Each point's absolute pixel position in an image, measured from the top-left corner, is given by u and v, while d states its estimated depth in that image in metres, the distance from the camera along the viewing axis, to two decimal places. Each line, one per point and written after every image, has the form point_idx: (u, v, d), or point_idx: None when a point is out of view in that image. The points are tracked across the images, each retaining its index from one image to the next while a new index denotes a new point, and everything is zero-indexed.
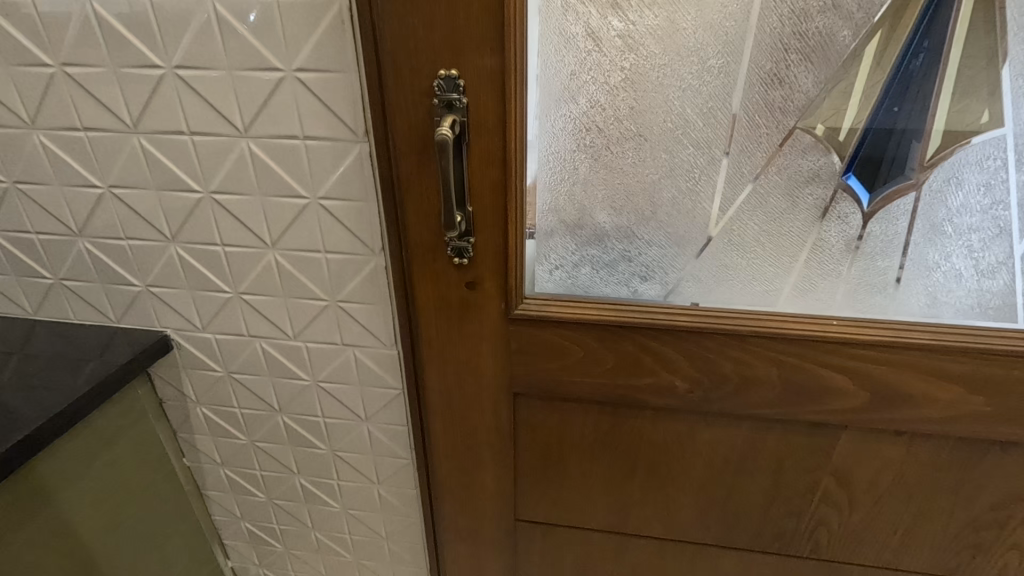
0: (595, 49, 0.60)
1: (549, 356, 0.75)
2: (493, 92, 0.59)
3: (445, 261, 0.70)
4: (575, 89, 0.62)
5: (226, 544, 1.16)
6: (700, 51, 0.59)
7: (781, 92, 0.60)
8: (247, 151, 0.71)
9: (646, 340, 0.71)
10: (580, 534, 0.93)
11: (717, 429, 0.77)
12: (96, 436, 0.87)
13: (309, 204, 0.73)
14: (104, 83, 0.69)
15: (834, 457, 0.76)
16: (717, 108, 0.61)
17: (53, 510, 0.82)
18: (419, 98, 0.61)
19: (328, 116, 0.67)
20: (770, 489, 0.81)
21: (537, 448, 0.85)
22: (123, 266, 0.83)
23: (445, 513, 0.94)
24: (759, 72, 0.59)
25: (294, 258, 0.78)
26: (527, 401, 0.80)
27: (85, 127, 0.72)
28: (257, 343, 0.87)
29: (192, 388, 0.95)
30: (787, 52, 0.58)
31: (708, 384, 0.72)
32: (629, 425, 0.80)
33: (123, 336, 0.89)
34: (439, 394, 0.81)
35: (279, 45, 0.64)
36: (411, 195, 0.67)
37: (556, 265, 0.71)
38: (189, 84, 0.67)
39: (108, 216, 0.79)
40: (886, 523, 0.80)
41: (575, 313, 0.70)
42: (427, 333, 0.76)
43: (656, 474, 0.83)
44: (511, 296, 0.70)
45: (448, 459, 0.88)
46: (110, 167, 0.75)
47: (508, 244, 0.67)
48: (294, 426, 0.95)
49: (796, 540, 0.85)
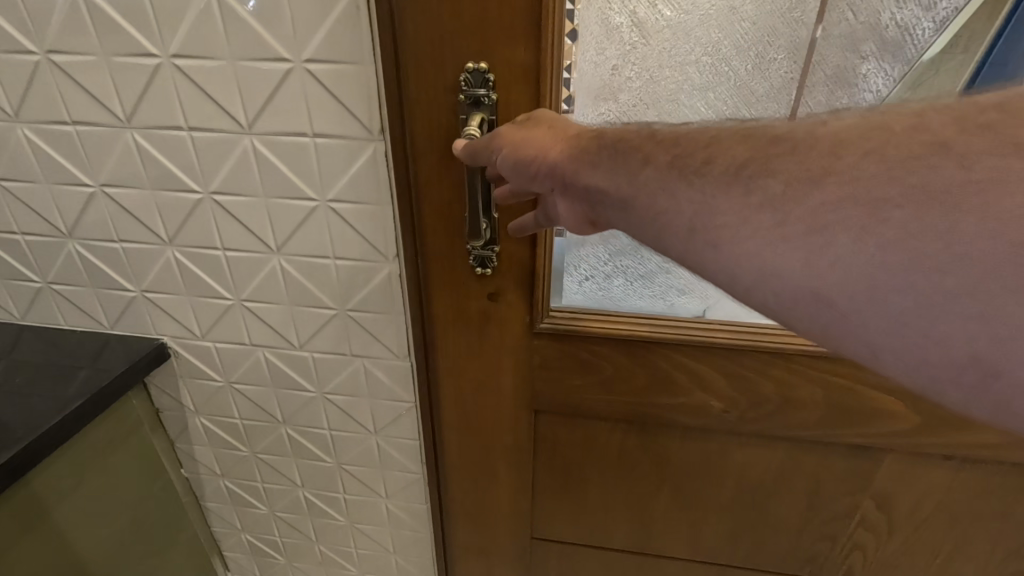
0: (640, 40, 0.54)
1: (575, 371, 0.70)
2: (528, 91, 0.55)
3: (466, 269, 0.65)
4: (616, 86, 0.56)
5: (225, 555, 1.11)
6: (760, 43, 0.53)
7: (847, 93, 0.54)
8: (250, 148, 0.65)
9: (681, 356, 0.67)
10: (599, 555, 0.88)
11: (752, 450, 0.73)
12: (93, 447, 0.83)
13: (318, 207, 0.68)
14: (95, 73, 0.63)
15: (875, 482, 0.72)
16: (775, 107, 0.56)
17: (49, 526, 0.78)
18: (444, 94, 0.56)
19: (340, 112, 0.61)
20: (804, 512, 0.76)
21: (557, 466, 0.80)
22: (116, 270, 0.77)
23: (459, 531, 0.89)
24: (825, 69, 0.54)
25: (301, 264, 0.72)
26: (549, 417, 0.76)
27: (73, 122, 0.66)
28: (260, 353, 0.82)
29: (191, 398, 0.90)
30: (857, 46, 0.53)
31: (746, 404, 0.69)
32: (657, 445, 0.75)
33: (116, 344, 0.83)
34: (455, 409, 0.77)
35: (289, 34, 0.58)
36: (432, 199, 0.62)
37: (587, 276, 0.67)
38: (189, 74, 0.62)
39: (99, 217, 0.73)
40: (927, 548, 0.76)
41: (607, 328, 0.66)
42: (445, 345, 0.71)
43: (683, 496, 0.79)
44: (536, 308, 0.66)
45: (463, 475, 0.83)
46: (101, 164, 0.69)
47: (535, 252, 0.63)
48: (298, 438, 0.90)
49: (829, 563, 0.81)
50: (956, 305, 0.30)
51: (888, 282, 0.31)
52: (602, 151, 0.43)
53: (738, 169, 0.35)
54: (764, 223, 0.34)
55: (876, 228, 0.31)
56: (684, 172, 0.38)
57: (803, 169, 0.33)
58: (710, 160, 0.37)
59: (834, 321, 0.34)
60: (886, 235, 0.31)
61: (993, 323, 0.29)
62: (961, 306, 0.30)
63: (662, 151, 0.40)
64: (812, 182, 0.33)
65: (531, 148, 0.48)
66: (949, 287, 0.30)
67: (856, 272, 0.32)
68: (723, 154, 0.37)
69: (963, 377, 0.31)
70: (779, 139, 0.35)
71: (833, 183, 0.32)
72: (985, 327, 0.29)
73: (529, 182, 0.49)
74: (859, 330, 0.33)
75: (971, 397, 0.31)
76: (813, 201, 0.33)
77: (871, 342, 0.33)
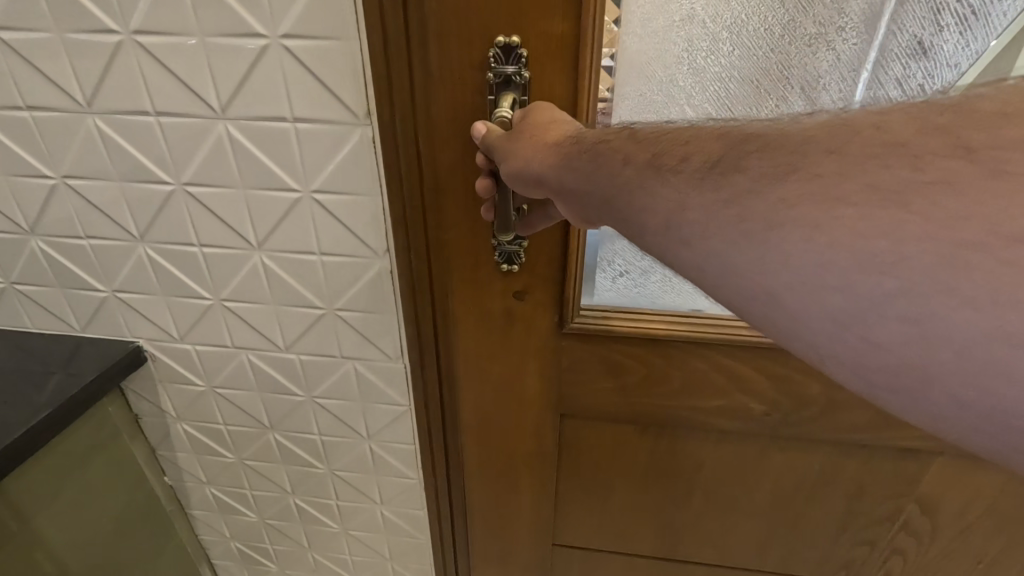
0: (694, 10, 0.51)
1: (606, 372, 0.69)
2: (564, 72, 0.53)
3: (491, 268, 0.64)
4: (668, 58, 0.53)
5: (214, 563, 1.06)
6: (826, 12, 0.50)
7: (926, 67, 0.51)
8: (225, 134, 0.59)
9: (721, 357, 0.66)
10: (626, 561, 0.87)
11: (791, 453, 0.72)
12: (67, 455, 0.77)
13: (302, 199, 0.62)
14: (51, 53, 0.57)
15: (921, 485, 0.71)
16: (841, 81, 0.53)
17: (28, 529, 0.74)
18: (471, 73, 0.54)
19: (323, 97, 0.56)
20: (842, 516, 0.75)
21: (583, 473, 0.79)
22: (85, 269, 0.72)
23: (478, 535, 0.90)
24: (903, 38, 0.50)
25: (284, 260, 0.67)
26: (575, 422, 0.75)
27: (29, 107, 0.60)
28: (243, 354, 0.77)
29: (171, 404, 0.84)
30: (938, 16, 0.49)
31: (789, 405, 0.68)
32: (691, 447, 0.74)
33: (90, 347, 0.78)
34: (474, 411, 0.76)
35: (264, 6, 0.52)
36: (454, 194, 0.60)
37: (620, 272, 0.65)
38: (154, 54, 0.56)
39: (63, 211, 0.67)
40: (971, 552, 0.75)
41: (641, 328, 0.65)
42: (466, 349, 0.70)
43: (714, 501, 0.78)
44: (565, 307, 0.65)
45: (483, 478, 0.82)
46: (63, 155, 0.63)
47: (568, 249, 0.61)
48: (286, 444, 0.85)
49: (867, 568, 0.79)
50: (891, 309, 0.27)
51: (833, 284, 0.28)
52: (581, 155, 0.42)
53: (709, 167, 0.33)
54: (729, 220, 0.31)
55: (828, 227, 0.28)
56: (663, 168, 0.35)
57: (768, 163, 0.31)
58: (687, 157, 0.35)
59: (780, 319, 0.31)
60: (837, 236, 0.28)
61: (932, 330, 0.27)
62: (891, 289, 0.27)
63: (642, 148, 0.37)
64: (775, 180, 0.30)
65: (517, 158, 0.48)
66: (891, 291, 0.27)
67: (805, 272, 0.29)
68: (700, 151, 0.34)
69: (897, 386, 0.29)
70: (756, 136, 0.33)
71: (796, 180, 0.30)
72: (922, 335, 0.27)
73: (524, 191, 0.48)
74: (801, 334, 0.31)
75: (909, 409, 0.29)
76: (773, 199, 0.30)
77: (816, 346, 0.31)
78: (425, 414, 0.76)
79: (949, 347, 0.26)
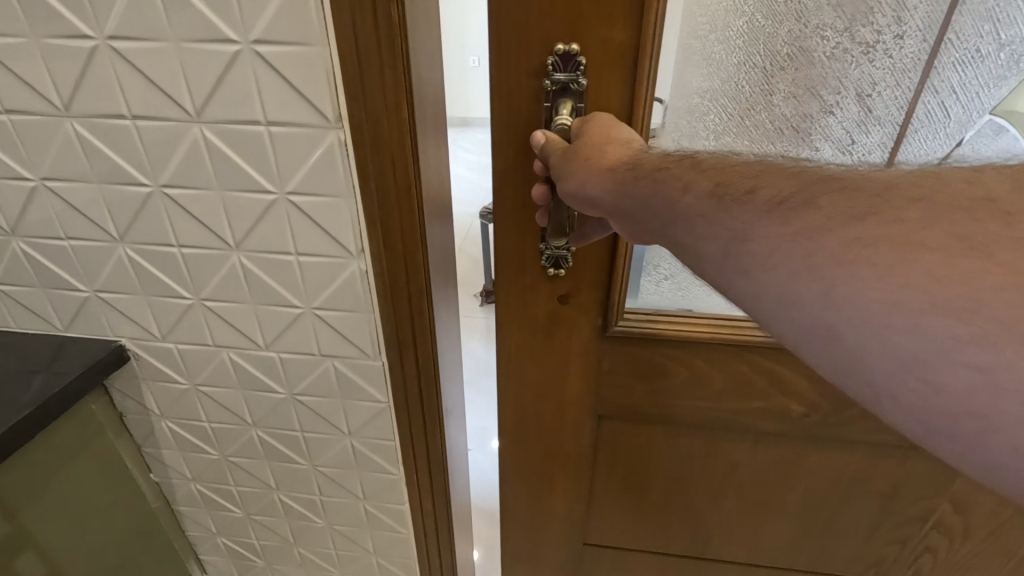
0: (762, 20, 0.58)
1: (643, 376, 0.77)
2: (622, 88, 0.60)
3: (538, 270, 0.71)
4: (735, 64, 0.60)
5: (201, 558, 1.07)
6: (885, 22, 0.55)
7: (981, 73, 0.56)
8: (201, 137, 0.61)
9: (762, 359, 0.73)
10: (656, 558, 0.96)
11: (826, 453, 0.79)
12: (59, 450, 0.79)
13: (277, 201, 0.63)
14: (28, 59, 0.58)
15: (956, 487, 0.78)
16: (895, 86, 0.58)
17: (11, 526, 0.75)
18: (529, 82, 0.61)
19: (295, 99, 0.57)
20: (877, 515, 0.83)
21: (618, 470, 0.87)
22: (67, 269, 0.73)
23: (513, 533, 0.97)
24: (963, 46, 0.55)
25: (261, 259, 0.68)
26: (611, 424, 0.83)
27: (7, 111, 0.61)
28: (223, 354, 0.78)
29: (155, 402, 0.86)
30: (998, 25, 0.54)
31: (827, 409, 0.75)
32: (722, 451, 0.82)
33: (75, 344, 0.79)
34: (511, 415, 0.84)
35: (232, 12, 0.53)
36: (502, 203, 0.68)
37: (665, 276, 0.73)
38: (128, 57, 0.57)
39: (43, 213, 0.68)
40: (1002, 549, 0.81)
41: (683, 330, 0.72)
42: (508, 349, 0.78)
43: (746, 500, 0.86)
44: (612, 312, 0.73)
45: (518, 475, 0.90)
46: (40, 157, 0.64)
47: (615, 258, 0.68)
48: (269, 440, 0.87)
49: (898, 563, 0.88)
50: (960, 355, 0.29)
51: (900, 326, 0.31)
52: (642, 181, 0.46)
53: (779, 203, 0.36)
54: (798, 256, 0.34)
55: (900, 270, 0.31)
56: (728, 201, 0.39)
57: (846, 206, 0.34)
58: (753, 190, 0.38)
59: (840, 359, 0.34)
60: (913, 278, 0.30)
61: (1003, 376, 0.28)
62: (962, 335, 0.29)
63: (708, 179, 0.41)
64: (849, 220, 0.33)
65: (577, 180, 0.52)
66: (962, 336, 0.29)
67: (869, 310, 0.32)
68: (770, 188, 0.38)
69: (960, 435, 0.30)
70: (831, 177, 0.37)
71: (875, 222, 0.32)
72: (990, 381, 0.29)
73: (586, 211, 0.53)
74: (859, 372, 0.33)
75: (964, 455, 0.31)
76: (845, 237, 0.33)
77: (872, 384, 0.33)
78: (410, 413, 0.79)
79: (1014, 399, 0.28)
